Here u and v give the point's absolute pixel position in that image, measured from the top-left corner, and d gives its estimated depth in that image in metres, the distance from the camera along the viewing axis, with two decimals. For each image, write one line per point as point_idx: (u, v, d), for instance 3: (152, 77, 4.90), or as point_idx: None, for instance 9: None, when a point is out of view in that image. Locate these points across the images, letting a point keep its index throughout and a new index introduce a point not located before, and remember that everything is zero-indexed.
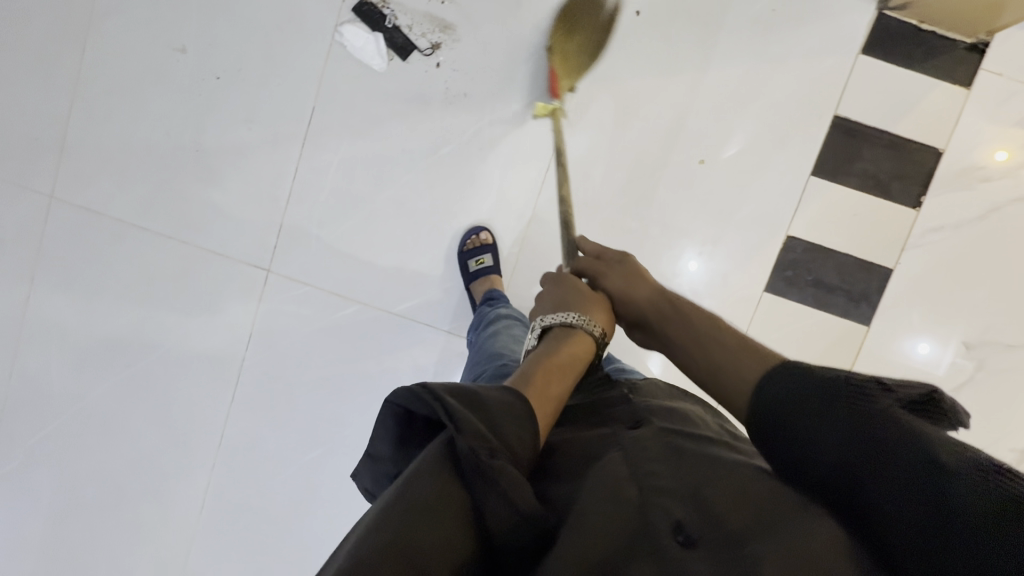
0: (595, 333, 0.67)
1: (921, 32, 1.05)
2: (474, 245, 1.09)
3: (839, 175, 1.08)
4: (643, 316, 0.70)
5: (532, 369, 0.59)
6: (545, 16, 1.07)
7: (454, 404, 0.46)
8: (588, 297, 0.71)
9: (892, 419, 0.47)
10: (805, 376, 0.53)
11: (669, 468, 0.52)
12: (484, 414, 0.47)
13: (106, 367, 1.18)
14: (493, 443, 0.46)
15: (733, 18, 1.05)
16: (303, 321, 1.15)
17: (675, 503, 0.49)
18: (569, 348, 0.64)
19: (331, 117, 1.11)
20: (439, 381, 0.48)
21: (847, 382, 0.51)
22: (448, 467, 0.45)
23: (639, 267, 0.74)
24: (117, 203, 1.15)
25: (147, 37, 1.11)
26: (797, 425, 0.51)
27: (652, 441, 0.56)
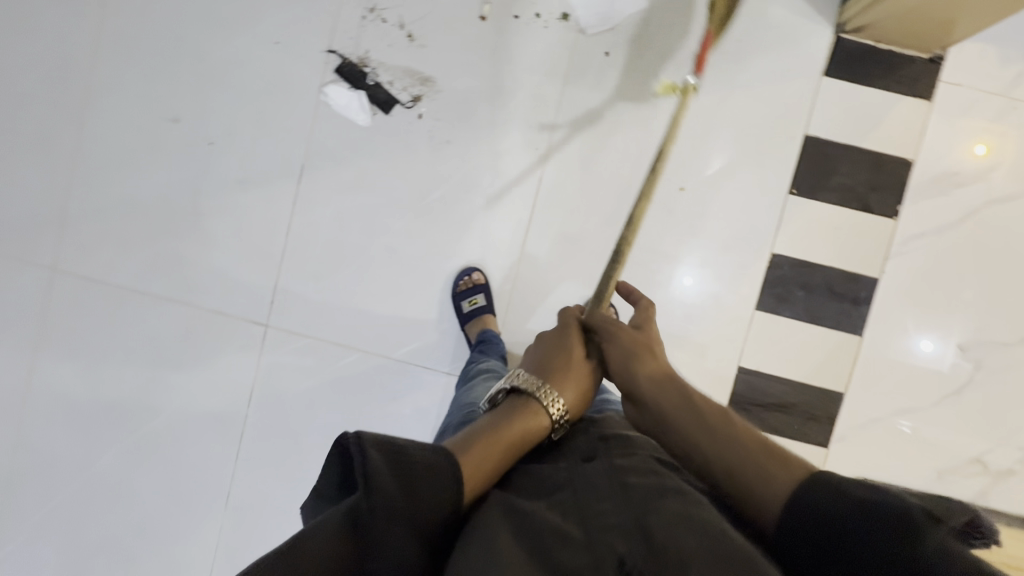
0: (554, 408, 0.68)
1: (879, 51, 1.09)
2: (467, 286, 1.12)
3: (816, 192, 1.10)
4: (644, 397, 0.69)
5: (476, 434, 0.63)
6: (518, 62, 1.11)
7: (372, 462, 0.50)
8: (571, 370, 0.73)
9: (951, 546, 0.44)
10: (848, 492, 0.51)
11: (614, 505, 0.56)
12: (403, 478, 0.51)
13: (112, 433, 1.19)
14: (397, 504, 0.50)
15: (699, 51, 1.10)
16: (305, 372, 1.16)
17: (620, 535, 0.52)
18: (524, 423, 0.66)
19: (321, 173, 1.14)
20: (371, 433, 0.53)
21: (906, 506, 0.48)
22: (348, 527, 0.50)
23: (651, 343, 0.76)
24: (118, 270, 1.17)
25: (141, 111, 1.16)
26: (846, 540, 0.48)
27: (602, 479, 0.60)
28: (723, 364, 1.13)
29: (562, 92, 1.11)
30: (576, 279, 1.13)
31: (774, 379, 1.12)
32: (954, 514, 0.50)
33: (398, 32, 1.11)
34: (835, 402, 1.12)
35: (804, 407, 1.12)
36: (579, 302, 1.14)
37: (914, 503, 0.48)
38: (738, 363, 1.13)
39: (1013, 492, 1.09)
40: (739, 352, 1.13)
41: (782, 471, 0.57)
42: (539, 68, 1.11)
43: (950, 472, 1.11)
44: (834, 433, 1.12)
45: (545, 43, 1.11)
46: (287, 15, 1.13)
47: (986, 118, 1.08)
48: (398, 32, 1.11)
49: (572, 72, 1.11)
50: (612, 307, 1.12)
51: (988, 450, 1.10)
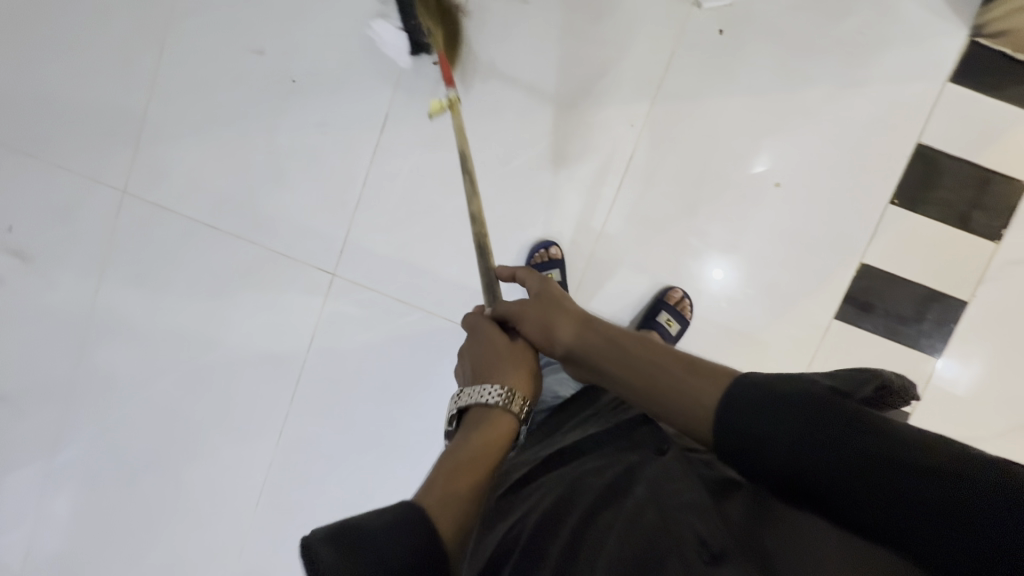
0: (518, 408, 0.64)
1: (1013, 62, 1.01)
2: (543, 259, 1.09)
3: (917, 204, 1.05)
4: (572, 349, 0.66)
5: (438, 467, 0.56)
6: (622, 31, 1.05)
7: (327, 557, 0.44)
8: (508, 359, 0.69)
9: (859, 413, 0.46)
10: (760, 387, 0.50)
11: (693, 492, 0.55)
12: (367, 556, 0.44)
13: (171, 361, 1.20)
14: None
15: (818, 40, 1.03)
16: (367, 325, 1.15)
17: (699, 518, 0.52)
18: (489, 436, 0.61)
19: (404, 124, 1.10)
20: (316, 533, 0.46)
21: (822, 399, 0.47)
22: None
23: (556, 297, 0.71)
24: (189, 201, 1.16)
25: (225, 39, 1.12)
26: (787, 445, 0.46)
27: (678, 468, 0.59)
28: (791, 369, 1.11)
29: (665, 68, 1.06)
30: (652, 265, 1.10)
31: None
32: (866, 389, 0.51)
33: None
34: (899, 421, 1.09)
35: None
36: (652, 289, 1.11)
37: (818, 385, 0.49)
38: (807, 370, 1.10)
39: None
40: (809, 358, 1.10)
41: (711, 386, 0.54)
42: (643, 40, 1.05)
43: None
44: None
45: (654, 14, 1.05)
46: None
47: None
48: None
49: (679, 48, 1.05)
50: (687, 298, 1.09)
51: None
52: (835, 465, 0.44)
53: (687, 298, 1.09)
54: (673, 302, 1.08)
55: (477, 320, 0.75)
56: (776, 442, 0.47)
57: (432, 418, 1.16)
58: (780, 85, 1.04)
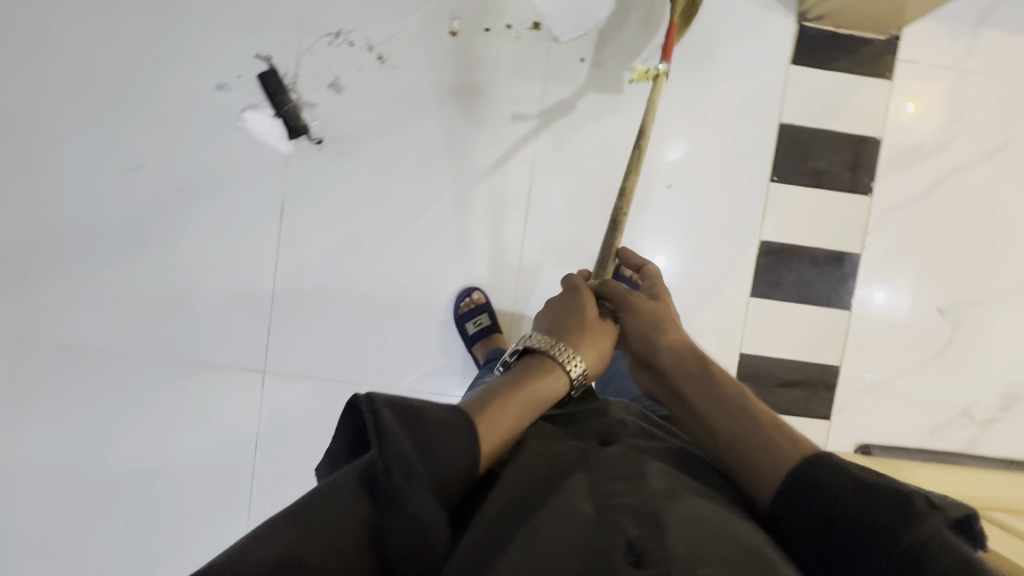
0: (573, 369, 0.72)
1: (839, 36, 1.12)
2: (469, 307, 1.09)
3: (795, 177, 1.14)
4: (657, 361, 0.75)
5: (491, 392, 0.65)
6: (493, 77, 1.10)
7: (385, 423, 0.54)
8: (589, 331, 0.76)
9: (920, 515, 0.50)
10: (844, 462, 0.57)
11: (638, 495, 0.58)
12: (417, 440, 0.55)
13: (111, 504, 1.12)
14: (414, 469, 0.53)
15: (671, 50, 1.11)
16: (312, 414, 1.13)
17: (633, 520, 0.55)
18: (540, 384, 0.69)
19: (302, 208, 1.10)
20: (382, 394, 0.56)
21: (899, 485, 0.53)
22: (359, 492, 0.53)
23: (659, 313, 0.80)
24: (94, 331, 1.10)
25: (98, 160, 1.08)
26: (813, 482, 0.56)
27: (621, 459, 0.63)
28: (725, 353, 1.16)
29: (541, 102, 1.10)
30: None
31: (774, 360, 1.16)
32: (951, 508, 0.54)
33: (367, 54, 1.08)
34: (831, 375, 1.17)
35: (805, 384, 1.17)
36: None
37: (912, 488, 0.53)
38: (739, 349, 1.16)
39: (994, 438, 1.18)
40: (739, 339, 1.16)
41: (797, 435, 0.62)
42: (515, 81, 1.10)
43: (940, 427, 1.18)
44: (834, 405, 1.17)
45: (519, 55, 1.09)
46: (245, 46, 1.07)
47: (942, 92, 1.13)
48: (367, 56, 1.08)
49: (549, 82, 1.10)
50: None
51: (969, 402, 1.18)
52: (846, 505, 0.53)
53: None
54: None
55: (579, 283, 0.82)
56: (817, 487, 0.56)
57: None
58: (649, 96, 1.11)
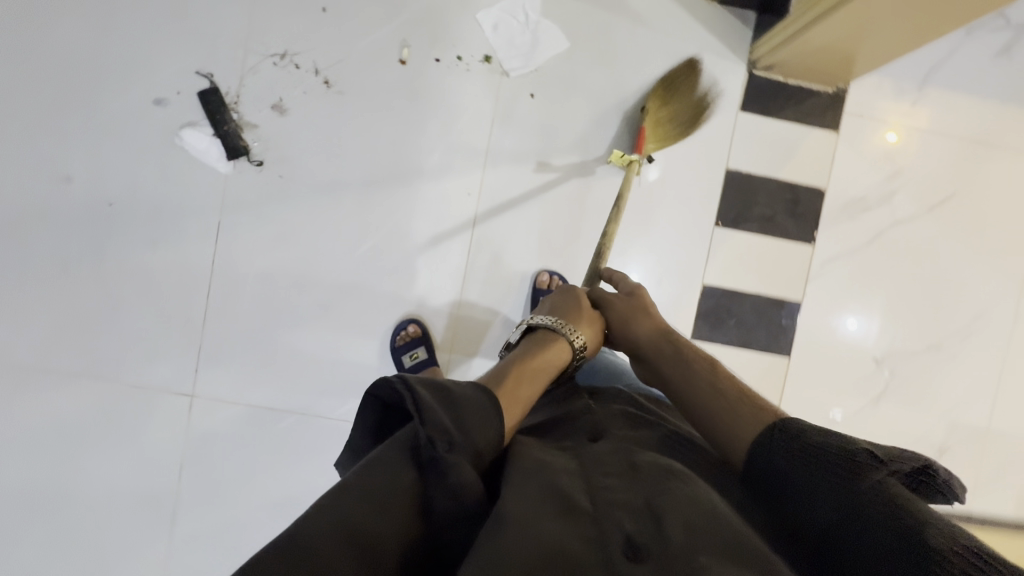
0: (576, 340, 0.72)
1: (789, 85, 1.13)
2: (405, 340, 1.09)
3: (740, 222, 1.14)
4: (639, 346, 0.74)
5: (506, 367, 0.64)
6: (442, 107, 1.09)
7: (424, 397, 0.47)
8: (585, 313, 0.77)
9: (884, 485, 0.48)
10: (803, 432, 0.54)
11: (626, 486, 0.52)
12: (453, 412, 0.48)
13: (25, 527, 1.08)
14: (457, 442, 0.47)
15: (622, 90, 1.11)
16: (239, 440, 1.10)
17: (629, 515, 0.48)
18: (547, 356, 0.69)
19: (240, 230, 1.07)
20: (414, 373, 0.49)
21: (843, 441, 0.52)
22: (410, 462, 0.46)
23: (644, 304, 0.78)
24: (13, 347, 1.06)
25: (26, 170, 1.04)
26: (783, 465, 0.54)
27: (608, 456, 0.58)
28: None
29: (490, 136, 1.10)
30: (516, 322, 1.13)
31: None
32: (913, 456, 0.51)
33: (313, 78, 1.06)
34: None
35: None
36: None
37: (862, 441, 0.52)
38: None
39: None
40: None
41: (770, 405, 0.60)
42: (464, 112, 1.09)
43: None
44: None
45: (469, 87, 1.09)
46: (188, 63, 1.04)
47: (886, 146, 1.15)
48: (314, 79, 1.06)
49: (499, 115, 1.10)
50: None
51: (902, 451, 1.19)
52: (815, 483, 0.51)
53: (556, 278, 1.10)
54: None
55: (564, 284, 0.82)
56: (796, 475, 0.52)
57: None
58: (597, 136, 1.11)
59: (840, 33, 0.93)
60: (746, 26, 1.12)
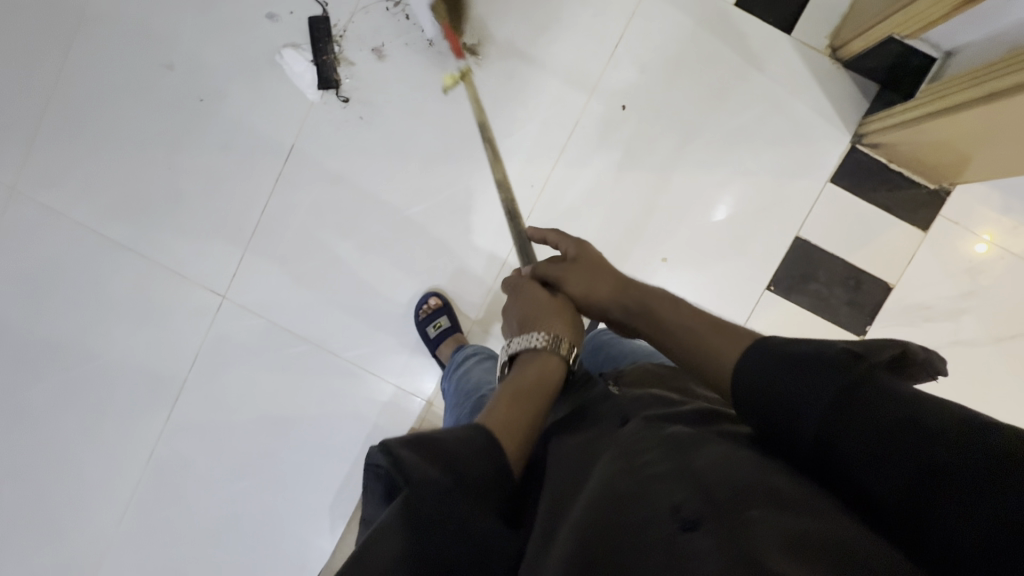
0: (565, 350, 0.64)
1: (888, 170, 1.07)
2: (428, 312, 1.09)
3: (793, 293, 1.10)
4: (613, 311, 0.69)
5: (494, 400, 0.56)
6: (531, 94, 1.08)
7: (408, 458, 0.44)
8: (555, 308, 0.69)
9: (875, 381, 0.46)
10: (781, 348, 0.52)
11: (656, 452, 0.51)
12: (445, 457, 0.45)
13: (46, 369, 1.16)
14: (450, 488, 0.44)
15: (714, 127, 1.08)
16: (253, 352, 1.14)
17: (671, 484, 0.48)
18: (541, 373, 0.62)
19: (308, 157, 1.10)
20: (395, 433, 0.46)
21: (819, 352, 0.49)
22: (409, 533, 0.43)
23: (596, 262, 0.71)
24: (81, 206, 1.13)
25: (135, 48, 1.10)
26: (783, 392, 0.49)
27: (638, 434, 0.55)
28: None
29: (569, 136, 1.09)
30: None
31: None
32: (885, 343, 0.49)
33: (418, 33, 1.07)
34: None
35: None
36: None
37: (835, 346, 0.49)
38: None
39: None
40: None
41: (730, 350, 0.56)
42: (551, 105, 1.08)
43: None
44: None
45: (564, 83, 1.08)
46: None
47: (972, 260, 1.08)
48: (418, 34, 1.07)
49: (584, 118, 1.08)
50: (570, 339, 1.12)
51: None
52: (821, 399, 0.47)
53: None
54: None
55: (518, 281, 0.74)
56: (790, 404, 0.48)
57: (309, 451, 1.16)
58: (676, 165, 1.09)
59: (964, 129, 0.86)
60: (863, 98, 1.06)
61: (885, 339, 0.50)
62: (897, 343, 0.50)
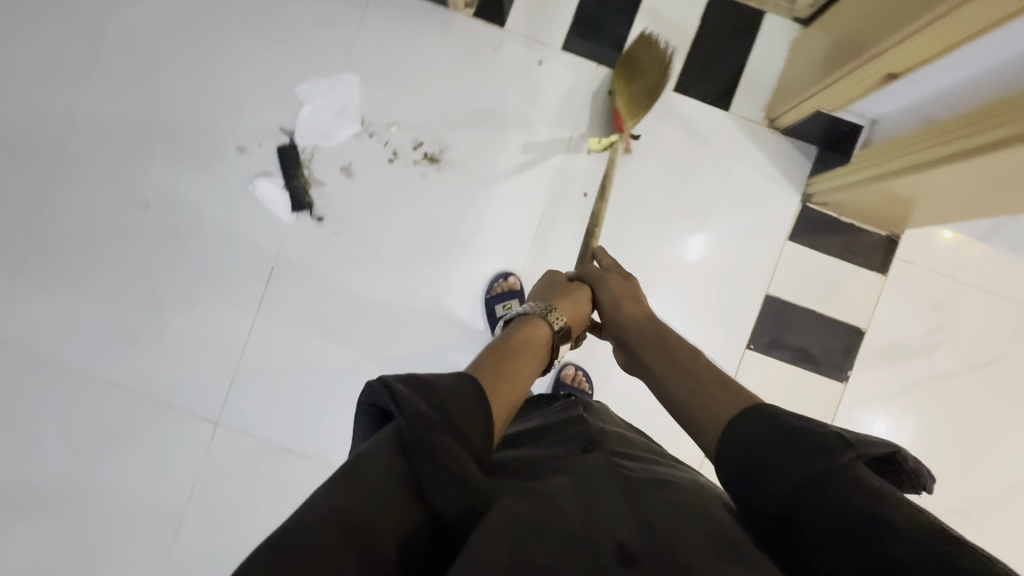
0: (556, 323, 0.71)
1: (841, 223, 1.13)
2: (502, 289, 1.12)
3: (771, 348, 1.14)
4: (625, 338, 0.75)
5: (487, 354, 0.61)
6: (496, 193, 1.14)
7: (401, 395, 0.50)
8: (568, 299, 0.78)
9: (859, 470, 0.49)
10: (777, 415, 0.55)
11: (616, 491, 0.57)
12: (435, 400, 0.51)
13: (40, 520, 1.14)
14: (435, 424, 0.49)
15: (672, 202, 1.14)
16: (250, 475, 1.14)
17: (623, 524, 0.53)
18: (529, 337, 0.67)
19: (290, 277, 1.13)
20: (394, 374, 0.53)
21: (814, 427, 0.52)
22: (394, 450, 0.49)
23: (635, 291, 0.80)
24: (66, 350, 1.14)
25: (110, 192, 1.14)
26: (769, 460, 0.52)
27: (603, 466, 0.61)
28: None
29: (538, 225, 1.14)
30: None
31: None
32: (879, 441, 0.53)
33: (382, 148, 1.13)
34: None
35: None
36: None
37: (830, 427, 0.53)
38: None
39: None
40: None
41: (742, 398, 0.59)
42: (517, 200, 1.14)
43: None
44: None
45: (526, 179, 1.14)
46: (271, 119, 1.13)
47: (934, 297, 1.13)
48: (382, 149, 1.13)
49: (551, 208, 1.14)
50: (580, 372, 1.15)
51: None
52: (800, 478, 0.50)
53: (581, 373, 1.14)
54: (568, 379, 1.13)
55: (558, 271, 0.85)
56: (776, 468, 0.51)
57: None
58: (643, 243, 1.14)
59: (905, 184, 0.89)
60: (806, 159, 1.13)
61: (878, 438, 0.53)
62: (891, 446, 0.53)
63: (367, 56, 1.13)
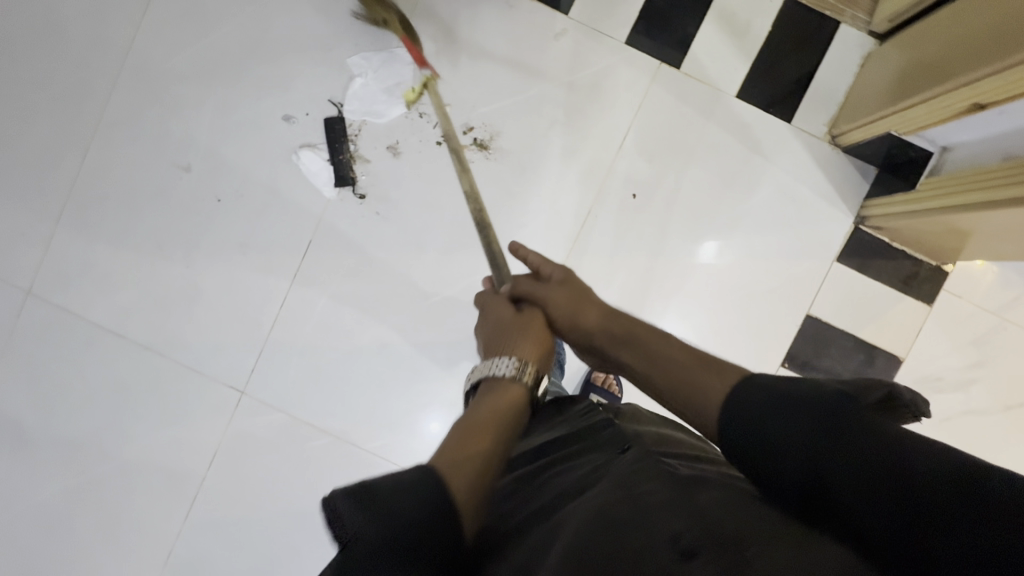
0: (524, 375, 0.65)
1: (892, 248, 1.11)
2: None
3: (806, 369, 1.13)
4: (598, 341, 0.71)
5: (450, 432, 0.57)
6: (543, 186, 1.11)
7: (342, 512, 0.46)
8: (522, 332, 0.71)
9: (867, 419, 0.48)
10: (773, 386, 0.54)
11: (662, 488, 0.55)
12: (380, 506, 0.46)
13: (61, 473, 1.15)
14: (380, 536, 0.44)
15: (721, 213, 1.11)
16: (272, 448, 1.14)
17: (675, 517, 0.50)
18: (498, 402, 0.62)
19: (327, 253, 1.12)
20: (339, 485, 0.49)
21: (811, 389, 0.52)
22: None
23: (578, 289, 0.75)
24: (95, 308, 1.13)
25: (149, 150, 1.11)
26: (770, 433, 0.51)
27: (642, 469, 0.59)
28: None
29: (583, 223, 1.11)
30: None
31: None
32: (874, 386, 0.53)
33: (432, 130, 1.10)
34: None
35: None
36: None
37: (830, 385, 0.52)
38: None
39: None
40: None
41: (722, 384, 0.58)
42: (564, 196, 1.11)
43: None
44: None
45: (575, 174, 1.11)
46: (320, 89, 1.10)
47: (977, 332, 1.11)
48: (432, 130, 1.10)
49: (597, 207, 1.11)
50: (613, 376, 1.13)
51: None
52: (807, 437, 0.49)
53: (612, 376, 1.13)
54: (600, 382, 1.12)
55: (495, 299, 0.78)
56: (780, 434, 0.50)
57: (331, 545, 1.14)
58: (688, 250, 1.12)
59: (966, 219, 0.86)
60: (863, 180, 1.10)
61: (869, 379, 0.54)
62: (883, 383, 0.53)
63: (423, 32, 1.09)
